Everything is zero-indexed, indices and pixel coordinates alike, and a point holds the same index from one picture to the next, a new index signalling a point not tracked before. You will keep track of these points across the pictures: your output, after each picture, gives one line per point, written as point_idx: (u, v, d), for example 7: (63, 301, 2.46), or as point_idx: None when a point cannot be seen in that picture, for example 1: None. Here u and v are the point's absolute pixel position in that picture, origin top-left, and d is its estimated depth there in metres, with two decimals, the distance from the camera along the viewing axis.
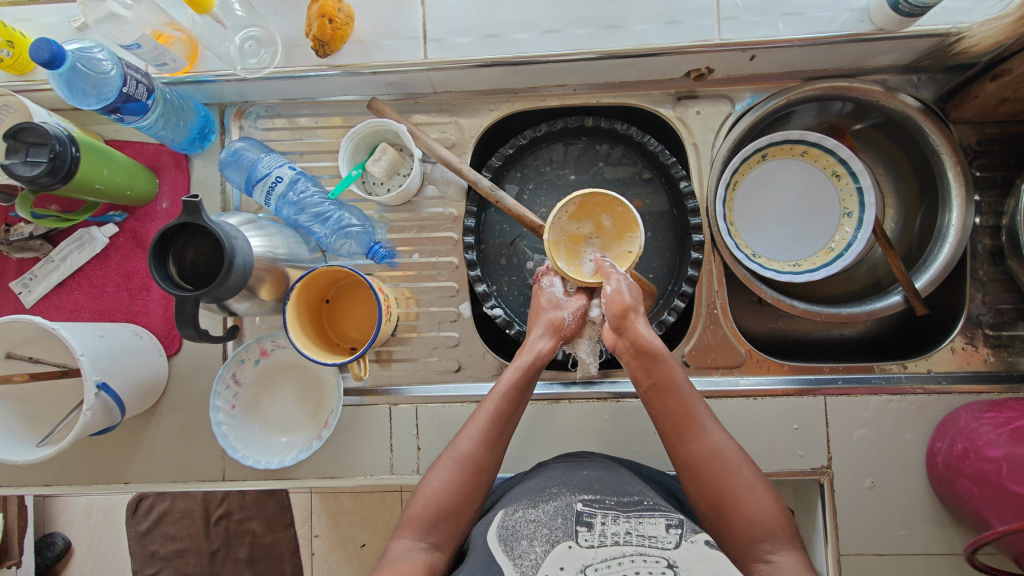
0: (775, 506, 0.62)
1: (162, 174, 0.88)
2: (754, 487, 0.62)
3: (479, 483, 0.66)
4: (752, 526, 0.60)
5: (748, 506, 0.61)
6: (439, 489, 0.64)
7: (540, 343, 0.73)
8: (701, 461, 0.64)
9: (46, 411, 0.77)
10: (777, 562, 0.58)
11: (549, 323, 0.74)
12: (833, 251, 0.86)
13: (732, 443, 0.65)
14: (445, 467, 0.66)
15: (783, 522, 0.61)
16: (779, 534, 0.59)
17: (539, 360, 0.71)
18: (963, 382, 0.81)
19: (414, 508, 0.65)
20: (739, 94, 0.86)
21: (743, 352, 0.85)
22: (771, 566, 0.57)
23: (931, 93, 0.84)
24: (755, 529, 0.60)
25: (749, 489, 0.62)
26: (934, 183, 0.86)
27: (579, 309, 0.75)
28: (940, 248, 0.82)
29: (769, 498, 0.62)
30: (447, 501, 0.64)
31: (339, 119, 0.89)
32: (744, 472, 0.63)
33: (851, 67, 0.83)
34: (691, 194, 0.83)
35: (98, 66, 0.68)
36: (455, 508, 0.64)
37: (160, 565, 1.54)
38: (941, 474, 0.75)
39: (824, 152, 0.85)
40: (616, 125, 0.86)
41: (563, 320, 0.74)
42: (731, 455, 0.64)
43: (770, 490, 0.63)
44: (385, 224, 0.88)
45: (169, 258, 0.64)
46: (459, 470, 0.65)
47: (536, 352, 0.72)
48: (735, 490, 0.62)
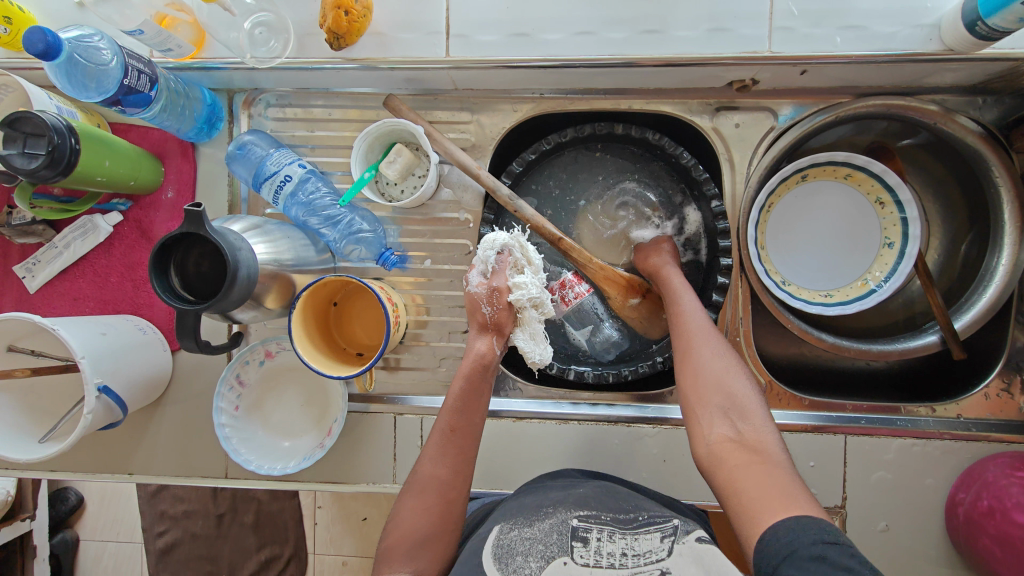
0: (754, 392, 0.61)
1: (167, 161, 0.85)
2: (734, 369, 0.63)
3: (453, 504, 0.62)
4: (723, 397, 0.61)
5: (723, 381, 0.62)
6: (417, 510, 0.61)
7: (475, 345, 0.68)
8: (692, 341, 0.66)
9: (49, 404, 0.76)
10: (742, 435, 0.58)
11: (475, 323, 0.70)
12: (870, 284, 0.80)
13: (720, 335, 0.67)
14: (416, 493, 0.62)
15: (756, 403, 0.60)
16: (749, 411, 0.59)
17: (479, 363, 0.67)
18: (993, 431, 0.77)
19: (390, 539, 0.60)
20: (783, 106, 0.79)
21: (763, 383, 0.81)
22: (736, 437, 0.57)
23: (995, 117, 0.77)
24: (727, 401, 0.60)
25: (726, 366, 0.63)
26: (986, 214, 0.80)
27: (490, 296, 0.69)
28: (985, 288, 0.77)
29: (749, 381, 0.62)
30: (422, 525, 0.60)
31: (354, 112, 0.84)
32: (727, 357, 0.65)
33: (909, 84, 0.77)
34: (722, 214, 0.78)
35: (98, 56, 0.63)
36: (437, 528, 0.61)
37: (169, 524, 1.57)
38: (960, 526, 0.72)
39: (870, 177, 0.80)
40: (647, 134, 0.80)
41: (483, 314, 0.69)
42: (717, 343, 0.66)
43: (751, 376, 0.63)
44: (397, 227, 0.85)
45: (171, 270, 0.62)
46: (429, 493, 0.62)
47: (473, 356, 0.68)
48: (716, 366, 0.63)
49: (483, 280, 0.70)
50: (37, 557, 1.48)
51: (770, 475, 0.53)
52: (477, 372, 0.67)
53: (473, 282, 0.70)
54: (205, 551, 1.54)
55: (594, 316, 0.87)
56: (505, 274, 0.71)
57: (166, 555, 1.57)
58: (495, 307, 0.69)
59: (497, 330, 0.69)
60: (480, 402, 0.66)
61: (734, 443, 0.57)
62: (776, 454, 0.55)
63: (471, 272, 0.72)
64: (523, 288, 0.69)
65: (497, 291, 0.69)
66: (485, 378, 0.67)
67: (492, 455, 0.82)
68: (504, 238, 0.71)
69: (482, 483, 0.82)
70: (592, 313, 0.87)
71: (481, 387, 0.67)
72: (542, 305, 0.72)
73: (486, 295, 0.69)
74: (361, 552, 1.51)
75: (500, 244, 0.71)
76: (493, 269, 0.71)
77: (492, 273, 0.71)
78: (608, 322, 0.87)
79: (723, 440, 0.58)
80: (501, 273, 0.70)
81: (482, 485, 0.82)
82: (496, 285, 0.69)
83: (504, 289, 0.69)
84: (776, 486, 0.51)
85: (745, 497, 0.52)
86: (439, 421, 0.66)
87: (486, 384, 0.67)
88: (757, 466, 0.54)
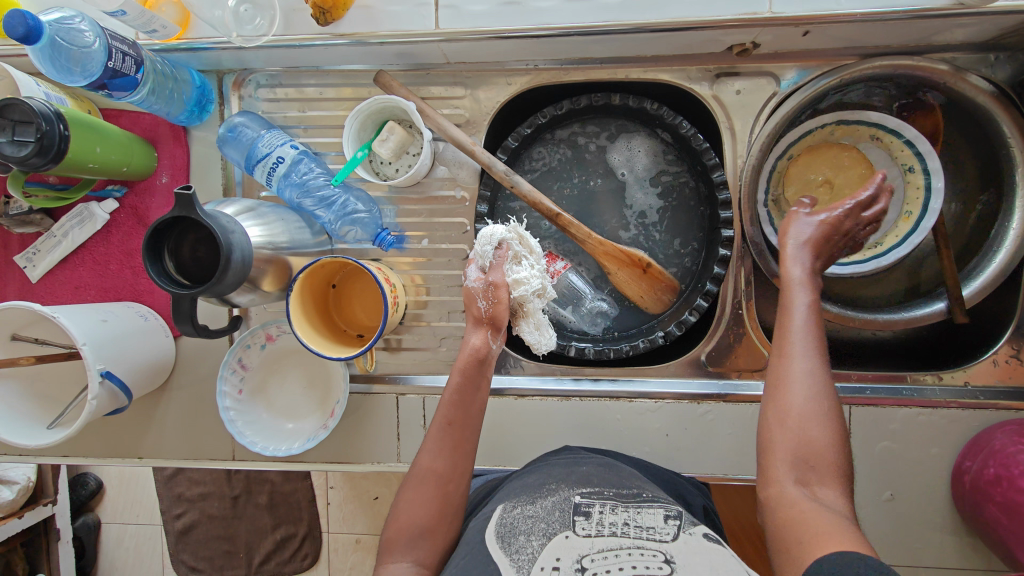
0: (841, 448, 0.53)
1: (159, 146, 0.84)
2: (827, 421, 0.53)
3: (451, 495, 0.62)
4: (805, 449, 0.52)
5: (809, 432, 0.53)
6: (415, 501, 0.61)
7: (469, 339, 0.65)
8: (789, 375, 0.55)
9: (56, 391, 0.77)
10: (817, 497, 0.50)
11: (470, 318, 0.66)
12: (913, 215, 0.78)
13: (824, 373, 0.55)
14: (415, 483, 0.62)
15: (840, 464, 0.52)
16: (830, 473, 0.51)
17: (473, 357, 0.63)
18: (1002, 398, 0.76)
19: (391, 529, 0.61)
20: (785, 70, 0.77)
21: (766, 355, 0.80)
22: (810, 497, 0.50)
23: (1008, 75, 0.74)
24: (807, 456, 0.52)
25: (814, 417, 0.53)
26: (1001, 177, 0.77)
27: (486, 291, 0.65)
28: (993, 256, 0.76)
29: (836, 437, 0.53)
30: (421, 516, 0.60)
31: (348, 90, 0.82)
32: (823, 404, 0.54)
33: (918, 43, 0.74)
34: (724, 183, 0.76)
35: (80, 38, 0.62)
36: (433, 521, 0.60)
37: (186, 506, 1.61)
38: (967, 494, 0.72)
39: (851, 126, 0.79)
40: (645, 104, 0.78)
41: (477, 308, 0.65)
42: (818, 385, 0.55)
43: (839, 431, 0.53)
44: (394, 207, 0.84)
45: (165, 253, 0.62)
46: (427, 485, 0.61)
47: (467, 349, 0.64)
48: (812, 416, 0.53)
49: (481, 275, 0.67)
50: (61, 540, 1.52)
51: (838, 531, 0.47)
52: (472, 368, 0.63)
53: (472, 277, 0.67)
54: (223, 531, 1.60)
55: (575, 293, 0.86)
56: (503, 268, 0.67)
57: (185, 535, 1.61)
58: (491, 301, 0.65)
59: (493, 325, 0.65)
60: (478, 394, 0.64)
61: (806, 503, 0.50)
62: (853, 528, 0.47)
63: (468, 267, 0.69)
64: (524, 283, 0.68)
65: (492, 286, 0.65)
66: (481, 374, 0.63)
67: (495, 432, 0.82)
68: (502, 233, 0.68)
69: (486, 461, 0.82)
70: (575, 291, 0.86)
71: (479, 382, 0.64)
72: (544, 292, 0.71)
73: (481, 289, 0.66)
74: (374, 529, 1.53)
75: (496, 239, 0.68)
76: (490, 261, 0.67)
77: (489, 267, 0.67)
78: (596, 293, 0.86)
79: (792, 496, 0.51)
80: (499, 268, 0.67)
81: (487, 463, 0.82)
82: (494, 280, 0.66)
83: (500, 285, 0.66)
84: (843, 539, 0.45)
85: (801, 541, 0.47)
86: (439, 411, 0.64)
87: (483, 380, 0.64)
88: (823, 521, 0.48)
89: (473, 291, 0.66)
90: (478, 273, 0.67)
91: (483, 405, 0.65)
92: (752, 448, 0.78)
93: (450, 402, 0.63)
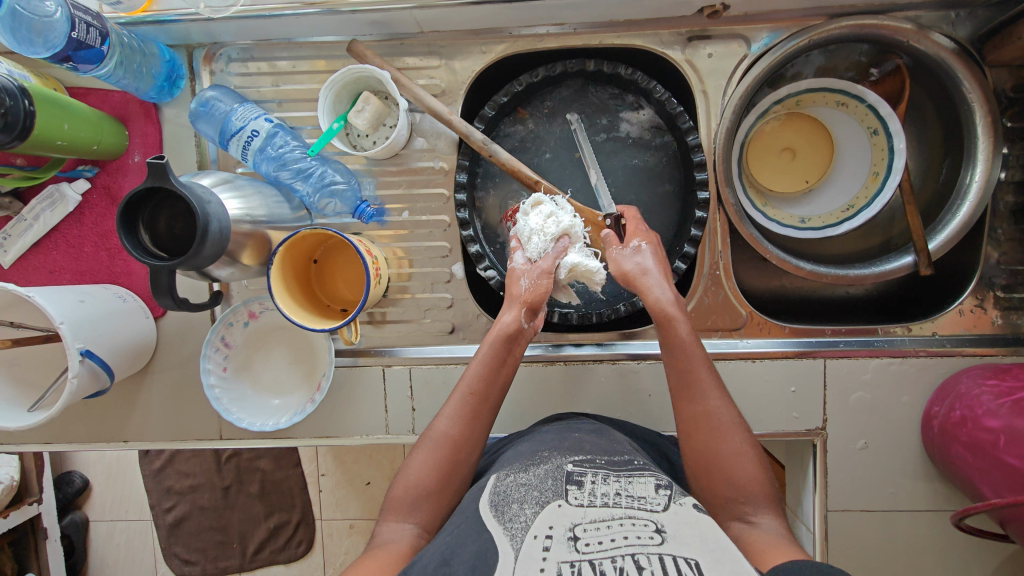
0: (763, 473, 0.61)
1: (130, 125, 0.82)
2: (751, 455, 0.61)
3: (461, 464, 0.62)
4: (735, 486, 0.60)
5: (735, 467, 0.60)
6: (424, 465, 0.62)
7: (503, 316, 0.67)
8: (705, 419, 0.62)
9: (36, 375, 0.76)
10: (756, 523, 0.58)
11: (509, 296, 0.69)
12: (880, 176, 0.80)
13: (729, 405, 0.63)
14: (426, 448, 0.63)
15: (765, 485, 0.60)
16: (761, 499, 0.59)
17: (503, 333, 0.65)
18: (967, 345, 0.79)
19: (397, 489, 0.62)
20: (755, 33, 0.78)
21: (744, 314, 0.82)
22: (748, 527, 0.58)
23: (969, 32, 0.76)
24: (738, 490, 0.59)
25: (738, 452, 0.61)
26: (960, 132, 0.80)
27: (533, 272, 0.69)
28: (957, 207, 0.78)
29: (759, 464, 0.61)
30: (427, 481, 0.61)
31: (322, 63, 0.82)
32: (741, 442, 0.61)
33: (882, 2, 0.75)
34: (699, 146, 0.77)
35: (41, 8, 0.61)
36: (440, 484, 0.61)
37: (176, 499, 1.60)
38: (935, 437, 0.75)
39: (816, 93, 0.81)
40: (619, 69, 0.78)
41: (520, 288, 0.69)
42: (732, 425, 0.62)
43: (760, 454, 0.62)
44: (372, 179, 0.83)
45: (140, 227, 0.61)
46: (439, 450, 0.63)
47: (498, 326, 0.67)
48: (730, 455, 0.60)
49: (529, 262, 0.71)
50: (49, 538, 1.51)
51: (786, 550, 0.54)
52: (502, 342, 0.66)
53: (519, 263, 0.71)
54: (215, 522, 1.59)
55: None
56: (559, 258, 0.70)
57: (177, 528, 1.60)
58: (534, 283, 0.69)
59: (529, 305, 0.67)
60: (502, 370, 0.66)
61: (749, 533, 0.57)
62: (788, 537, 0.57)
63: (516, 252, 0.73)
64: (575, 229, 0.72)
65: (539, 269, 0.69)
66: (509, 351, 0.66)
67: None
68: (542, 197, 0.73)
69: None
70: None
71: (504, 359, 0.66)
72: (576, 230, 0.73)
73: (529, 273, 0.70)
74: (368, 513, 1.54)
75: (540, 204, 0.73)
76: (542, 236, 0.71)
77: (540, 256, 0.71)
78: None
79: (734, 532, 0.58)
80: (553, 256, 0.70)
81: None
82: (541, 265, 0.69)
83: (550, 270, 0.69)
84: (786, 552, 0.53)
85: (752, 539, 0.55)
86: (464, 381, 0.65)
87: (509, 355, 0.66)
88: (766, 543, 0.56)
89: (531, 271, 0.70)
90: (526, 261, 0.72)
91: (505, 385, 0.67)
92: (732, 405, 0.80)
93: (478, 373, 0.65)
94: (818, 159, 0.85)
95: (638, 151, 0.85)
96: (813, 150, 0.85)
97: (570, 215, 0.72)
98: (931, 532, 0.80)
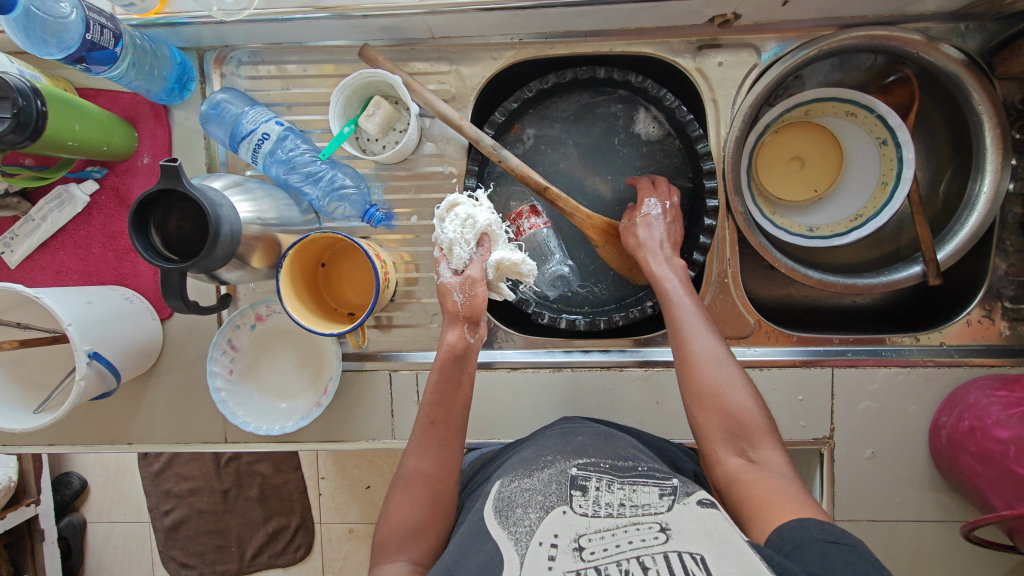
0: (758, 409, 0.62)
1: (140, 126, 0.82)
2: (745, 392, 0.63)
3: (442, 494, 0.62)
4: (731, 422, 0.61)
5: (731, 404, 0.62)
6: (405, 503, 0.61)
7: (445, 336, 0.63)
8: (696, 358, 0.65)
9: (41, 376, 0.76)
10: (758, 462, 0.59)
11: (445, 314, 0.64)
12: (889, 186, 0.80)
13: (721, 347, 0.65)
14: (403, 486, 0.62)
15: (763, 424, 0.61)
16: (758, 436, 0.60)
17: (451, 354, 0.62)
18: (975, 356, 0.79)
19: (383, 533, 0.61)
20: (765, 42, 0.79)
21: (752, 322, 0.82)
22: (748, 464, 0.59)
23: (978, 44, 0.77)
24: (734, 426, 0.61)
25: (733, 389, 0.62)
26: (969, 143, 0.80)
27: (462, 284, 0.64)
28: (967, 217, 0.78)
29: (754, 401, 0.62)
30: (412, 517, 0.61)
31: (332, 67, 0.82)
32: (731, 375, 0.64)
33: (892, 13, 0.76)
34: (709, 154, 0.77)
35: (56, 9, 0.61)
36: (427, 518, 0.61)
37: (174, 502, 1.58)
38: (944, 447, 0.74)
39: (825, 102, 0.81)
40: (630, 77, 0.78)
41: (454, 302, 0.64)
42: (722, 359, 0.65)
43: (754, 393, 0.63)
44: (381, 183, 0.83)
45: (150, 228, 0.61)
46: (415, 488, 0.62)
47: (444, 347, 0.63)
48: (720, 389, 0.62)
49: (455, 273, 0.67)
50: (46, 540, 1.49)
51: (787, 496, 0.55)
52: (450, 363, 0.63)
53: (445, 275, 0.66)
54: (214, 525, 1.58)
55: (545, 250, 0.84)
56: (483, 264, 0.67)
57: (175, 531, 1.59)
58: (467, 294, 0.64)
59: (468, 318, 0.63)
60: (458, 390, 0.63)
61: (749, 469, 0.58)
62: (786, 474, 0.58)
63: (441, 264, 0.68)
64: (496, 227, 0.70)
65: (470, 280, 0.64)
66: (461, 370, 0.63)
67: (488, 406, 0.84)
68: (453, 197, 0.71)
69: (480, 434, 0.84)
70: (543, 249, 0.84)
71: (459, 379, 0.63)
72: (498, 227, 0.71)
73: (458, 284, 0.65)
74: (367, 518, 1.53)
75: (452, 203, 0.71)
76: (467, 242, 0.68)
77: (467, 265, 0.67)
78: (558, 257, 0.86)
79: (735, 467, 0.59)
80: (479, 263, 0.67)
81: (481, 437, 0.84)
82: (471, 274, 0.65)
83: (478, 279, 0.65)
84: (792, 506, 0.54)
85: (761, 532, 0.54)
86: (423, 410, 0.64)
87: (463, 375, 0.63)
88: (767, 485, 0.56)
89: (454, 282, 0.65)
90: (452, 272, 0.67)
91: (467, 403, 0.65)
92: None
93: (433, 399, 0.63)
94: (827, 168, 0.85)
95: (646, 159, 0.85)
96: (822, 159, 0.85)
97: (486, 213, 0.69)
98: (938, 542, 0.80)
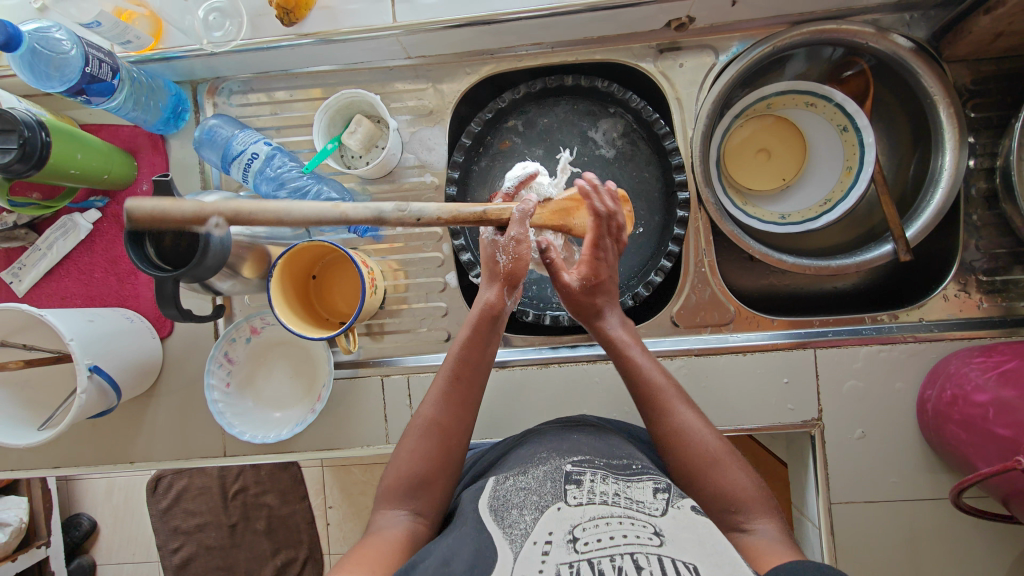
0: (750, 482, 0.60)
1: (139, 156, 0.88)
2: (733, 466, 0.61)
3: (452, 450, 0.63)
4: (725, 499, 0.58)
5: (721, 480, 0.59)
6: (410, 457, 0.62)
7: (486, 293, 0.67)
8: (678, 428, 0.63)
9: (46, 396, 0.79)
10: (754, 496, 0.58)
11: (490, 268, 0.67)
12: (853, 170, 0.84)
13: (703, 422, 0.64)
14: (417, 435, 0.64)
15: (756, 497, 0.59)
16: (750, 508, 0.58)
17: (486, 313, 0.66)
18: (956, 329, 0.80)
19: (388, 479, 0.62)
20: (724, 43, 0.83)
21: (732, 309, 0.84)
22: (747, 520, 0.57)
23: (925, 32, 0.81)
24: (729, 502, 0.58)
25: (723, 467, 0.60)
26: (928, 129, 0.83)
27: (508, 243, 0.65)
28: (932, 195, 0.80)
29: (746, 476, 0.60)
30: (419, 468, 0.62)
31: (318, 91, 0.87)
32: (719, 451, 0.62)
33: (841, 7, 0.80)
34: (676, 150, 0.81)
35: (59, 46, 0.67)
36: (432, 471, 0.62)
37: (182, 540, 1.54)
38: (930, 420, 0.75)
39: (785, 96, 0.85)
40: (596, 82, 0.83)
41: (499, 262, 0.66)
42: (703, 431, 0.63)
43: (745, 468, 0.61)
44: (367, 197, 0.88)
45: (145, 240, 0.65)
46: (427, 438, 0.63)
47: (480, 305, 0.67)
48: (708, 467, 0.60)
49: None
50: None
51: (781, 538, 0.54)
52: (487, 323, 0.66)
53: None
54: (221, 561, 1.54)
55: None
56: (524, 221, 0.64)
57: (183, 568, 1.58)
58: (511, 256, 0.65)
59: (507, 281, 0.66)
60: (486, 348, 0.66)
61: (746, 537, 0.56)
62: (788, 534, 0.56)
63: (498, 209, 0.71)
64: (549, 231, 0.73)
65: (513, 241, 0.64)
66: (493, 330, 0.67)
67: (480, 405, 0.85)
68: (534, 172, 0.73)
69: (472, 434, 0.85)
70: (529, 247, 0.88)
71: (489, 338, 0.67)
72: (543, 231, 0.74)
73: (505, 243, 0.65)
74: None
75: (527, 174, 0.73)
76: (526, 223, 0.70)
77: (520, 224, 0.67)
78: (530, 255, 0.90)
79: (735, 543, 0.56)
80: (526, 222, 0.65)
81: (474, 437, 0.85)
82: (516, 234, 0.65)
83: (523, 240, 0.64)
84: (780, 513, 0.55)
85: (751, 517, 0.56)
86: (446, 364, 0.67)
87: (494, 334, 0.67)
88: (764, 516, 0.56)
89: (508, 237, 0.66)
90: None
91: (491, 360, 0.68)
92: (726, 399, 0.81)
93: (459, 357, 0.66)
94: (797, 159, 0.88)
95: (619, 158, 0.89)
96: (791, 149, 0.88)
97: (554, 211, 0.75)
98: (937, 521, 0.79)
